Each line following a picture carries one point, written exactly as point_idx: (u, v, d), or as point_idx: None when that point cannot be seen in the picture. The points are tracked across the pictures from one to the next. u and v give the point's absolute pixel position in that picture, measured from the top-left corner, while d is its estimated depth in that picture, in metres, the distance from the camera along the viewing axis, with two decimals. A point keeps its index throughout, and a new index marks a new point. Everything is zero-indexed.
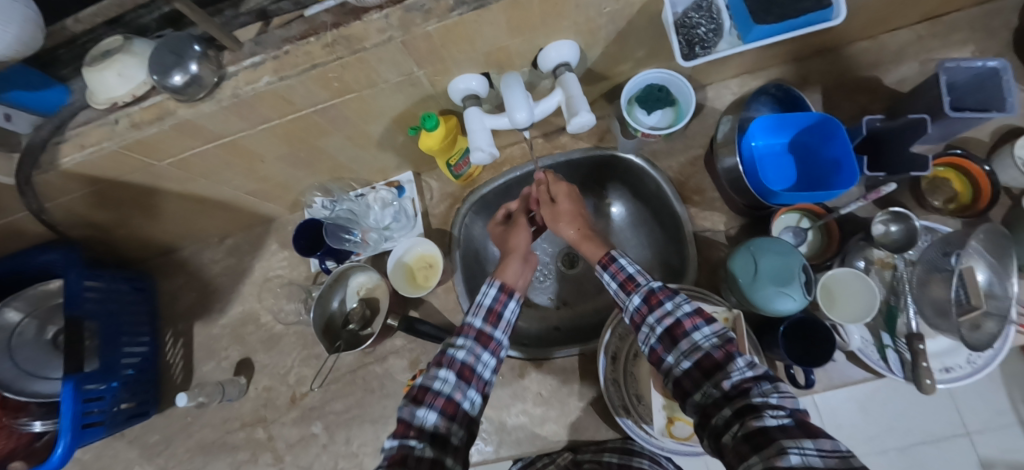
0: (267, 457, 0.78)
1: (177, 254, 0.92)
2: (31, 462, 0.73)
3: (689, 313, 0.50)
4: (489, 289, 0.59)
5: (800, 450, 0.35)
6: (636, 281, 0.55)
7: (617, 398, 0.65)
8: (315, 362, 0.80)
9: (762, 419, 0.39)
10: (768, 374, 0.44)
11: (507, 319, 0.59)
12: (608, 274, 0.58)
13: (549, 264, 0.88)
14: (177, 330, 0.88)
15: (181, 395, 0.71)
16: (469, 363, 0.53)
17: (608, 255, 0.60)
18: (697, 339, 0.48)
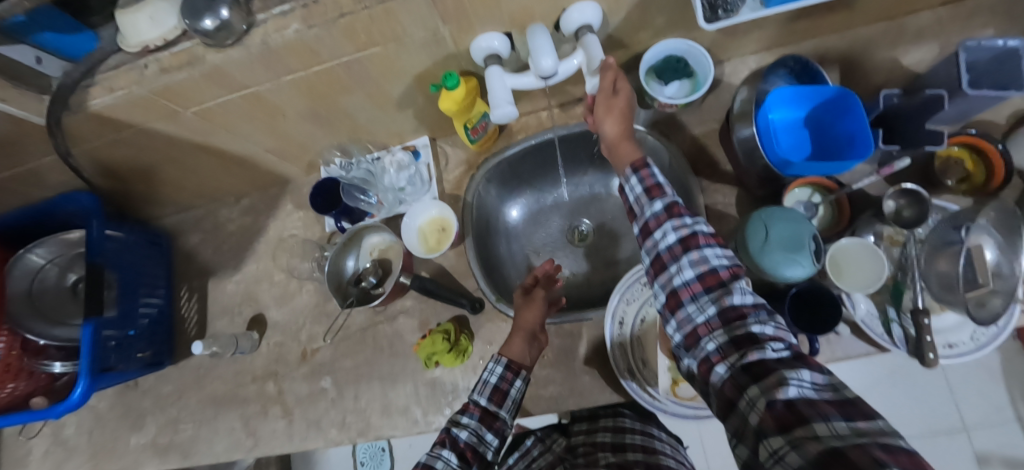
0: (277, 410, 0.80)
1: (194, 212, 0.93)
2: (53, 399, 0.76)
3: (707, 233, 0.51)
4: (495, 367, 0.63)
5: (799, 381, 0.37)
6: (663, 190, 0.55)
7: (622, 362, 0.66)
8: (326, 320, 0.82)
9: (763, 352, 0.41)
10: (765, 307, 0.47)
11: (512, 397, 0.62)
12: (637, 177, 0.57)
13: (558, 235, 0.90)
14: (191, 286, 0.90)
15: (196, 344, 0.73)
16: (471, 444, 0.57)
17: (642, 159, 0.58)
18: (708, 256, 0.50)
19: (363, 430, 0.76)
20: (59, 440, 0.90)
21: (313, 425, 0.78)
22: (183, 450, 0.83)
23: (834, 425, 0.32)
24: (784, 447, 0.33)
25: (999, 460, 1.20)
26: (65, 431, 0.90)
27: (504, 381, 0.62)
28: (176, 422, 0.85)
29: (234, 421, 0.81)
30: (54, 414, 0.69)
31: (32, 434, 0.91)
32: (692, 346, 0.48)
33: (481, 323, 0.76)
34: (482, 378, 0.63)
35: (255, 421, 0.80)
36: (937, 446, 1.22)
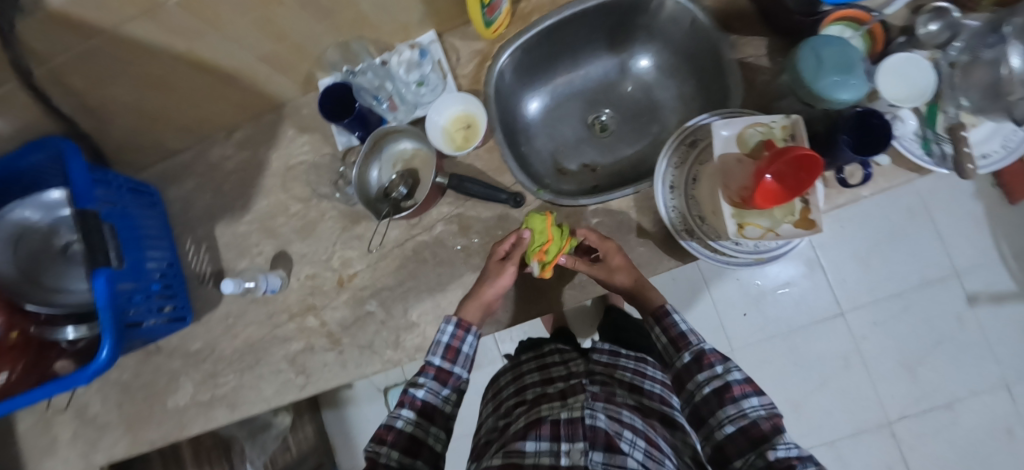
0: (324, 342, 0.76)
1: (181, 158, 0.85)
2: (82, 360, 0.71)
3: (739, 381, 0.66)
4: (447, 327, 0.67)
5: None
6: (689, 341, 0.73)
7: (679, 223, 0.68)
8: (357, 243, 0.77)
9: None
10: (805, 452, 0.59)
11: (465, 352, 0.67)
12: (663, 327, 0.76)
13: (580, 129, 0.88)
14: (197, 236, 0.82)
15: (227, 282, 0.68)
16: (428, 401, 0.64)
17: (664, 309, 0.76)
18: (745, 407, 0.64)
19: (421, 344, 0.73)
20: (87, 420, 0.84)
21: (365, 349, 0.75)
22: (229, 402, 0.78)
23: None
24: None
25: (987, 297, 1.28)
26: (90, 410, 0.84)
27: (455, 339, 0.66)
28: (214, 377, 0.80)
29: (279, 362, 0.77)
30: (82, 379, 0.63)
31: (56, 420, 0.86)
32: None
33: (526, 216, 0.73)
34: (436, 339, 0.68)
35: (302, 358, 0.77)
36: (933, 293, 1.29)
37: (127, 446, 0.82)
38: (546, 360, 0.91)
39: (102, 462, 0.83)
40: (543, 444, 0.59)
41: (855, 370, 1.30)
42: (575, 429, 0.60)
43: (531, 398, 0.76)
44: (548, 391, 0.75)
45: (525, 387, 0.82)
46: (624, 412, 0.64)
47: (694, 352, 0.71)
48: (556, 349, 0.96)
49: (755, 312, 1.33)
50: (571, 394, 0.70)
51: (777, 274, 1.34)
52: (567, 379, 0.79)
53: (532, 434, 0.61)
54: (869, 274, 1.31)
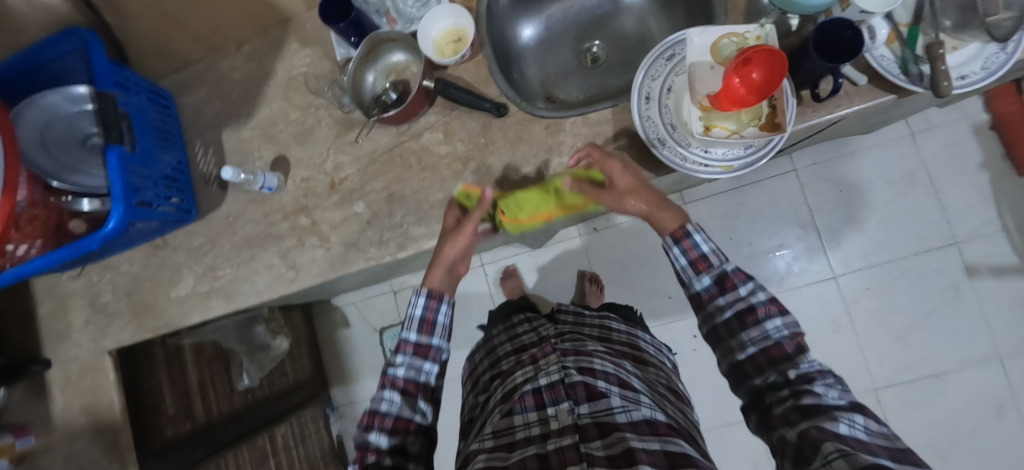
0: (314, 240, 0.81)
1: (194, 69, 0.90)
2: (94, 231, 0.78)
3: (763, 301, 0.59)
4: (417, 301, 0.71)
5: (851, 422, 0.49)
6: (709, 261, 0.62)
7: (652, 131, 0.69)
8: (350, 149, 0.81)
9: (817, 398, 0.52)
10: (825, 368, 0.56)
11: (440, 323, 0.72)
12: (680, 248, 0.64)
13: (570, 59, 0.91)
14: (205, 141, 0.88)
15: (226, 169, 0.73)
16: (410, 378, 0.69)
17: (682, 228, 0.64)
18: (767, 328, 0.58)
19: (403, 243, 0.77)
20: (98, 308, 0.90)
21: (352, 246, 0.79)
22: (225, 292, 0.84)
23: (857, 428, 0.49)
24: (834, 454, 0.45)
25: (986, 269, 1.26)
26: (101, 299, 0.90)
27: (426, 311, 0.71)
28: (213, 270, 0.85)
29: (272, 257, 0.83)
30: (93, 244, 0.69)
31: (70, 307, 0.92)
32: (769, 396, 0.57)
33: (508, 126, 0.76)
34: (409, 315, 0.72)
35: (293, 254, 0.82)
36: (931, 262, 1.28)
37: (133, 332, 0.88)
38: (516, 332, 0.96)
39: (110, 347, 0.89)
40: (530, 415, 0.67)
41: (844, 332, 1.30)
42: (558, 391, 0.67)
43: (509, 364, 0.83)
44: (521, 359, 0.82)
45: (499, 359, 0.88)
46: (595, 364, 0.72)
47: (716, 275, 0.62)
48: (524, 320, 1.01)
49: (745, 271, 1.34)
50: (542, 357, 0.77)
51: (771, 235, 1.33)
52: (537, 343, 0.86)
53: (519, 408, 0.68)
54: (865, 240, 1.30)
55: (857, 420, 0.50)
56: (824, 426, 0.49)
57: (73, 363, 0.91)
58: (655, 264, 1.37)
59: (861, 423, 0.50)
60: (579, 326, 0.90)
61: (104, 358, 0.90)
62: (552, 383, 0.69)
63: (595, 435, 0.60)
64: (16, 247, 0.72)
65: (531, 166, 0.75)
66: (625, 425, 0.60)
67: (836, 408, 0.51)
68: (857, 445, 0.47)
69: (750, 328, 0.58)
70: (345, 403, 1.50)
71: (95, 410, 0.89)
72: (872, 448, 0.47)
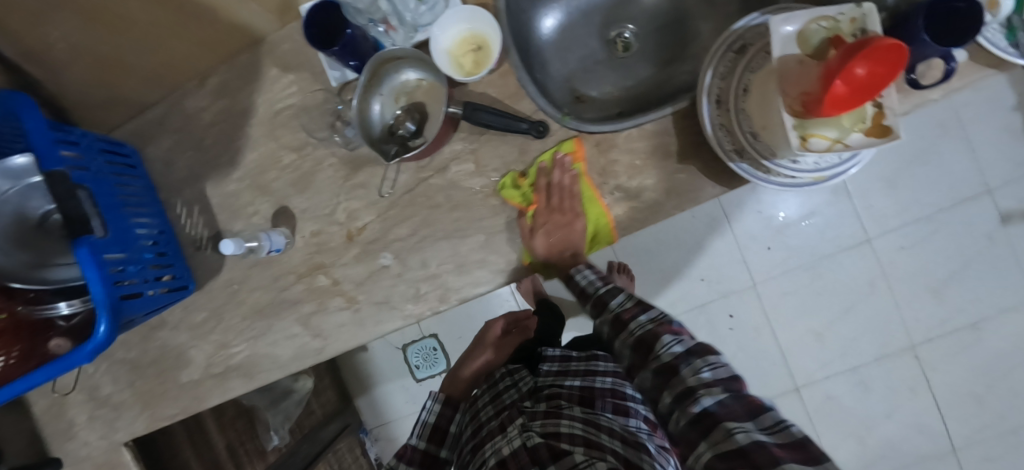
0: (338, 301, 0.70)
1: (153, 113, 0.75)
2: (79, 339, 0.66)
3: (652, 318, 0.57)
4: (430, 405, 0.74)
5: (743, 428, 0.43)
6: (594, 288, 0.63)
7: (727, 142, 0.60)
8: (363, 193, 0.69)
9: (698, 402, 0.47)
10: (702, 348, 0.53)
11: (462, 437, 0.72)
12: (590, 272, 0.65)
13: (598, 49, 0.78)
14: (186, 198, 0.74)
15: (226, 242, 0.62)
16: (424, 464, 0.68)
17: (574, 268, 0.66)
18: (668, 345, 0.53)
19: (443, 296, 0.67)
20: (101, 401, 0.80)
21: (383, 305, 0.69)
22: (245, 371, 0.74)
23: (751, 431, 0.43)
24: None
25: (1019, 215, 1.19)
26: (102, 391, 0.80)
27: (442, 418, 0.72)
28: (226, 347, 0.75)
29: (292, 326, 0.72)
30: (82, 359, 0.57)
31: (69, 403, 0.82)
32: (684, 405, 0.49)
33: (550, 148, 0.64)
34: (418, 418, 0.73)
35: (316, 321, 0.71)
36: (964, 214, 1.20)
37: (147, 423, 0.79)
38: (496, 387, 0.76)
39: (124, 440, 0.81)
40: None
41: (880, 295, 1.24)
42: (518, 461, 0.53)
43: (478, 432, 0.65)
44: (490, 422, 0.64)
45: (476, 414, 0.70)
46: (564, 425, 0.55)
47: (609, 317, 0.60)
48: (505, 370, 0.81)
49: (780, 242, 1.25)
50: (510, 420, 0.61)
51: (804, 202, 1.24)
52: (511, 403, 0.68)
53: None
54: (896, 197, 1.21)
55: (749, 425, 0.43)
56: (725, 452, 0.42)
57: (86, 461, 0.83)
58: (685, 245, 1.28)
59: (754, 427, 0.44)
60: (560, 375, 0.68)
61: (121, 452, 0.81)
62: (515, 453, 0.54)
63: None
64: None
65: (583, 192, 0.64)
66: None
67: (727, 415, 0.45)
68: (750, 453, 0.40)
69: (625, 336, 0.58)
70: (378, 424, 1.46)
71: None
72: (773, 452, 0.40)
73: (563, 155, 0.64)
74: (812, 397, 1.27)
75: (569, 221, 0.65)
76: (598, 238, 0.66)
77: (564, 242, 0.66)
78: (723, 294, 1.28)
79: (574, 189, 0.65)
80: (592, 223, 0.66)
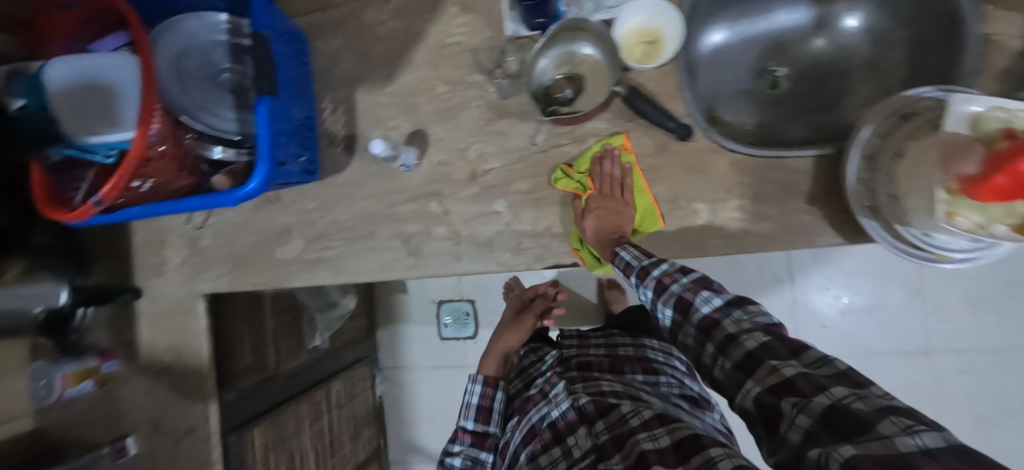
0: (442, 230, 0.75)
1: (332, 14, 0.81)
2: (236, 178, 0.74)
3: (667, 270, 0.57)
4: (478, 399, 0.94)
5: (782, 362, 0.41)
6: (630, 266, 0.61)
7: (865, 198, 0.61)
8: (498, 139, 0.73)
9: (742, 346, 0.45)
10: (737, 300, 0.50)
11: (493, 408, 0.95)
12: (623, 256, 0.63)
13: (746, 80, 0.81)
14: (336, 98, 0.80)
15: (376, 142, 0.68)
16: (474, 430, 0.95)
17: (613, 249, 0.65)
18: (697, 303, 0.52)
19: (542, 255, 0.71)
20: (197, 251, 0.87)
21: (482, 247, 0.73)
22: (336, 265, 0.79)
23: (794, 368, 0.41)
24: (794, 410, 0.38)
25: None
26: (201, 242, 0.87)
27: (485, 397, 0.97)
28: (325, 238, 0.80)
29: (393, 240, 0.77)
30: (230, 201, 0.63)
31: (167, 244, 0.89)
32: (727, 348, 0.46)
33: (688, 152, 0.67)
34: (469, 403, 0.97)
35: (416, 241, 0.76)
36: None
37: (230, 283, 0.85)
38: (522, 365, 1.03)
39: (204, 292, 0.87)
40: (547, 450, 0.71)
41: (924, 407, 1.21)
42: (564, 420, 0.73)
43: (519, 400, 0.91)
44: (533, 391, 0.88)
45: (512, 395, 0.95)
46: (602, 385, 0.76)
47: (650, 284, 0.57)
48: (529, 350, 1.08)
49: (838, 325, 1.23)
50: (548, 389, 0.83)
51: (874, 294, 1.21)
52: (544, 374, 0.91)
53: (534, 446, 0.73)
54: (973, 318, 1.18)
55: (791, 360, 0.41)
56: (772, 385, 0.41)
57: (164, 300, 0.90)
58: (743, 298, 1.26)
59: (799, 364, 0.41)
60: (582, 348, 0.95)
61: (196, 302, 0.88)
62: (560, 414, 0.75)
63: (613, 450, 0.61)
64: (140, 183, 0.67)
65: (706, 202, 0.67)
66: (637, 427, 0.61)
67: (768, 352, 0.43)
68: (803, 386, 0.39)
69: (665, 300, 0.55)
70: (392, 366, 1.51)
71: (181, 350, 0.89)
72: (818, 379, 0.39)
73: (613, 147, 0.68)
74: None
75: (615, 214, 0.67)
76: (644, 228, 0.69)
77: (612, 226, 0.67)
78: None
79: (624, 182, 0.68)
80: (639, 213, 0.69)
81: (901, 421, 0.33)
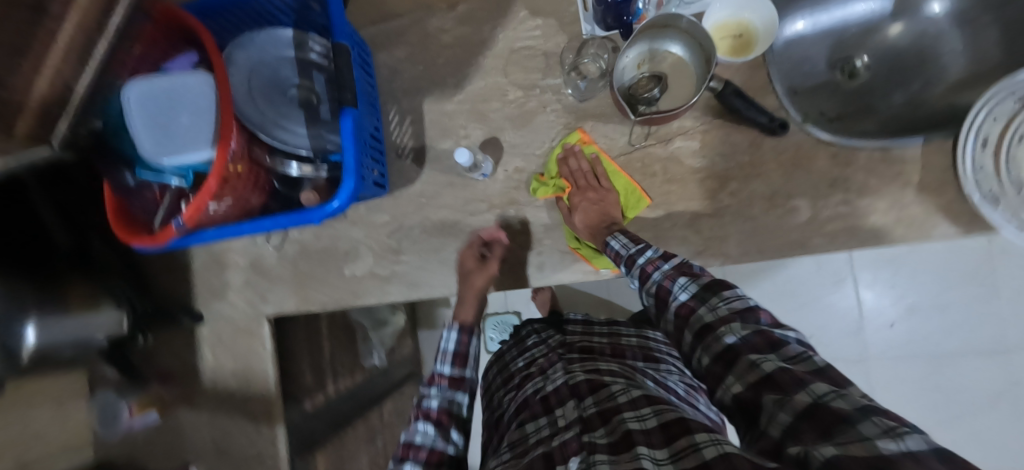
0: (522, 239, 0.73)
1: (393, 24, 0.79)
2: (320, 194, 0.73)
3: (651, 257, 0.54)
4: (450, 334, 0.62)
5: (763, 357, 0.38)
6: (620, 257, 0.58)
7: (985, 185, 0.58)
8: (578, 144, 0.71)
9: (726, 339, 0.41)
10: (715, 281, 0.46)
11: (473, 357, 0.61)
12: (614, 245, 0.59)
13: (821, 70, 0.77)
14: (402, 108, 0.79)
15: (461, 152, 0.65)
16: (444, 408, 0.55)
17: (603, 239, 0.61)
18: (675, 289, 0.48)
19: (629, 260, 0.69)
20: (261, 271, 0.85)
21: (567, 255, 0.71)
22: (410, 279, 0.77)
23: (774, 362, 0.38)
24: (774, 407, 0.34)
25: None
26: (266, 263, 0.85)
27: None
28: (398, 253, 0.78)
29: (470, 251, 0.75)
30: (317, 217, 0.63)
31: (228, 266, 0.87)
32: (704, 338, 0.43)
33: (783, 147, 0.65)
34: None
35: None
36: None
37: (299, 302, 0.83)
38: (524, 343, 0.81)
39: (270, 313, 0.85)
40: (538, 420, 0.54)
41: (1008, 412, 1.08)
42: (559, 393, 0.56)
43: (515, 378, 0.70)
44: (528, 370, 0.70)
45: (508, 367, 0.77)
46: (602, 367, 0.61)
47: (636, 272, 0.54)
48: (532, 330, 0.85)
49: (907, 324, 1.13)
50: (549, 365, 0.66)
51: (944, 291, 1.10)
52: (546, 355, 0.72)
53: (527, 419, 0.55)
54: None
55: (769, 356, 0.38)
56: (755, 383, 0.37)
57: (227, 323, 0.88)
58: (801, 300, 1.15)
59: (777, 357, 0.38)
60: (588, 335, 0.76)
61: (262, 324, 0.86)
62: (557, 388, 0.58)
63: (600, 423, 0.46)
64: (217, 204, 0.64)
65: (805, 198, 0.64)
66: (624, 404, 0.47)
67: (748, 347, 0.39)
68: (784, 381, 0.35)
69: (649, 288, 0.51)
70: None
71: (248, 375, 0.87)
72: (799, 374, 0.35)
73: (573, 145, 0.70)
74: None
75: (603, 200, 0.66)
76: (631, 207, 0.68)
77: (602, 214, 0.65)
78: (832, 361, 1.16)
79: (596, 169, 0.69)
80: (621, 197, 0.68)
81: (884, 423, 0.29)
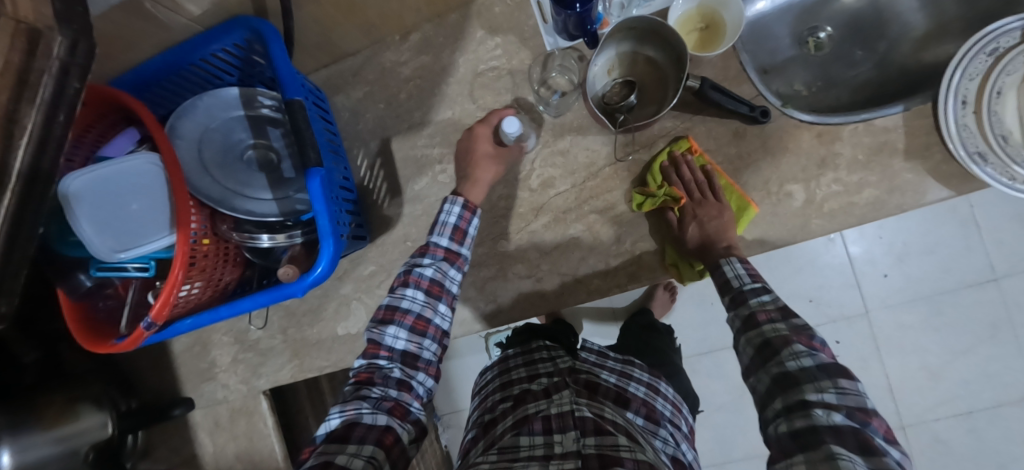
0: (519, 268, 0.69)
1: (347, 63, 0.75)
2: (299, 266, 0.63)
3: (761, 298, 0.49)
4: (452, 207, 0.61)
5: (850, 461, 0.33)
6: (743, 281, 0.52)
7: (971, 144, 0.56)
8: (561, 160, 0.68)
9: (811, 418, 0.37)
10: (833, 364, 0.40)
11: (471, 236, 0.62)
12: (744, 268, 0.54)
13: (788, 46, 0.76)
14: (370, 151, 0.74)
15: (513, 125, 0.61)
16: (436, 279, 0.58)
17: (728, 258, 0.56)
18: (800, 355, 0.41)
19: (632, 273, 0.66)
20: (249, 345, 0.80)
21: (569, 276, 0.68)
22: None
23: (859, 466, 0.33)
24: None
25: None
26: (252, 335, 0.80)
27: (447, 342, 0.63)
28: None
29: (467, 289, 0.71)
30: (297, 291, 0.58)
31: (214, 343, 0.82)
32: (788, 411, 0.39)
33: (767, 134, 0.63)
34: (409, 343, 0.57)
35: (493, 286, 0.70)
36: None
37: (294, 371, 0.78)
38: (532, 355, 0.67)
39: (265, 388, 0.80)
40: (536, 437, 0.49)
41: (1005, 339, 1.07)
42: (564, 421, 0.50)
43: (511, 387, 0.60)
44: (529, 385, 0.59)
45: (507, 368, 0.66)
46: (608, 411, 0.53)
47: (743, 312, 0.48)
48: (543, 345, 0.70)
49: (899, 272, 1.10)
50: (554, 386, 0.57)
51: (928, 235, 1.07)
52: (552, 370, 0.62)
53: (526, 428, 0.50)
54: None
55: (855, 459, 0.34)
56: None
57: (221, 404, 0.82)
58: (795, 263, 1.13)
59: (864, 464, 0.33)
60: (596, 366, 0.64)
61: (259, 400, 0.81)
62: (562, 415, 0.51)
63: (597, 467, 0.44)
64: (187, 288, 0.59)
65: (798, 183, 0.63)
66: (626, 460, 0.44)
67: (835, 436, 0.35)
68: None
69: (751, 335, 0.46)
70: (450, 412, 1.39)
71: (251, 456, 0.81)
72: None
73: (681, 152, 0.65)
74: (919, 437, 1.12)
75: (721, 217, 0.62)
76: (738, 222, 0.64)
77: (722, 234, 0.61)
78: (832, 319, 1.13)
79: (703, 183, 0.65)
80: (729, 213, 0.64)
81: None
